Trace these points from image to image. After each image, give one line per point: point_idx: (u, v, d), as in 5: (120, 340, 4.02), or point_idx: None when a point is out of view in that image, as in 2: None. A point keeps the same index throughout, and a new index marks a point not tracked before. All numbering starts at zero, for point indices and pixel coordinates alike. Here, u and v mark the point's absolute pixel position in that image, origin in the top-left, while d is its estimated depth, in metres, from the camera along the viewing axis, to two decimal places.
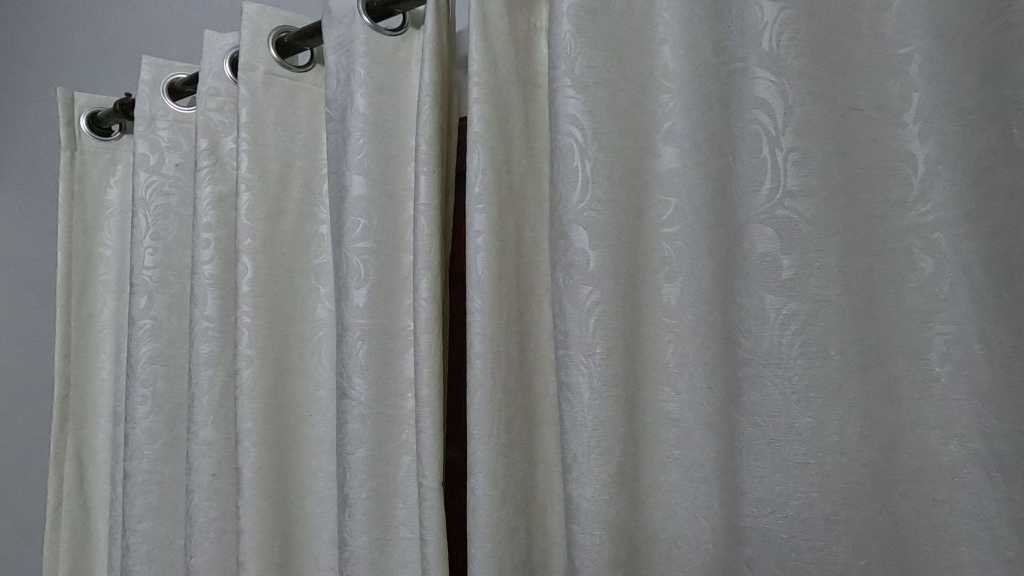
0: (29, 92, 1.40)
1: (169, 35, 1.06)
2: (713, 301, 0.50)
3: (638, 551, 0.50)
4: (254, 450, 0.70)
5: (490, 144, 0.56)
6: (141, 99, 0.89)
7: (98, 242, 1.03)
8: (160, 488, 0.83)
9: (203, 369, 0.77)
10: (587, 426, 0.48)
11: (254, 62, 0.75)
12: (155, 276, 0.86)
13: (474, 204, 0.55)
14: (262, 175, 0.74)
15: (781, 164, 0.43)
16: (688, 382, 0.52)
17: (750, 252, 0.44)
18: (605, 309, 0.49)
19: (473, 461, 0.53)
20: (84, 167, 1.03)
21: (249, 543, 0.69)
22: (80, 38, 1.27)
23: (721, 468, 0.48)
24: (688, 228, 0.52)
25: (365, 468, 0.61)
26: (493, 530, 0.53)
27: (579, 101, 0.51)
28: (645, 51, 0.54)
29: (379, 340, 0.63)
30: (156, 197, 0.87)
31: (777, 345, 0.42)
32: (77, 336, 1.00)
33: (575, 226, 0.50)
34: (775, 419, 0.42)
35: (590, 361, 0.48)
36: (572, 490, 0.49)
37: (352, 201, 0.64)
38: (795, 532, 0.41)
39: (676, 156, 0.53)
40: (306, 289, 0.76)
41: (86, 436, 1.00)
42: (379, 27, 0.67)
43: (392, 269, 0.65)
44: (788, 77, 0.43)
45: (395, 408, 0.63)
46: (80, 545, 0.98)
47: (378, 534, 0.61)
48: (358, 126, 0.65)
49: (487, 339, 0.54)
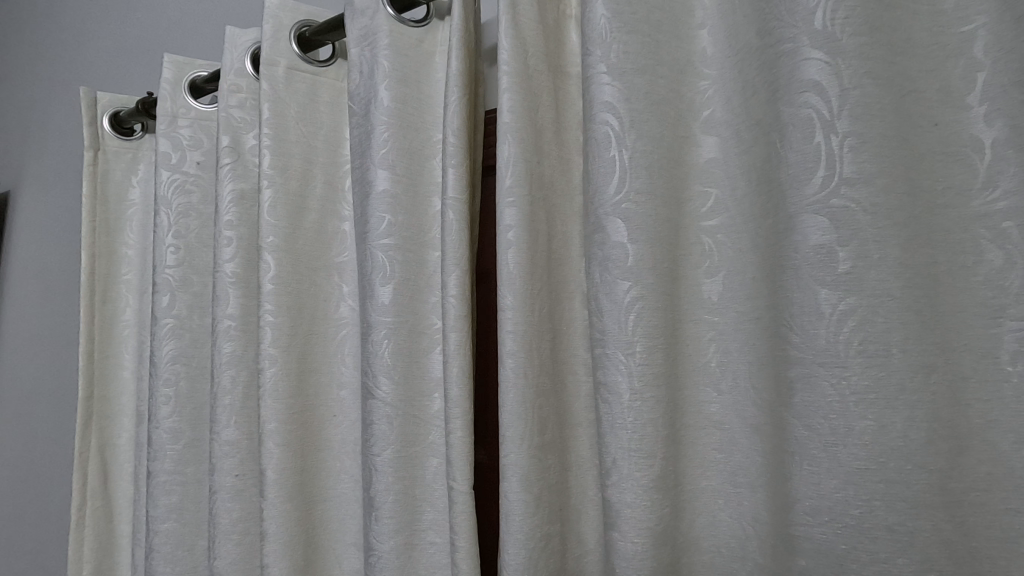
0: (54, 96, 1.41)
1: (191, 33, 1.06)
2: (759, 297, 0.48)
3: (680, 560, 0.48)
4: (278, 451, 0.69)
5: (521, 135, 0.54)
6: (163, 97, 0.88)
7: (121, 242, 1.03)
8: (183, 489, 0.83)
9: (225, 368, 0.76)
10: (627, 428, 0.46)
11: (276, 56, 0.74)
12: (177, 275, 0.85)
13: (505, 197, 0.53)
14: (284, 172, 0.73)
15: (836, 150, 0.40)
16: (731, 382, 0.49)
17: (801, 244, 0.41)
18: (645, 305, 0.46)
19: (505, 464, 0.51)
20: (107, 166, 1.03)
21: (272, 547, 0.68)
22: (103, 38, 1.28)
23: (769, 472, 0.46)
24: (730, 221, 0.50)
25: (392, 470, 0.60)
26: (528, 536, 0.51)
27: (615, 88, 0.49)
28: (682, 36, 0.52)
29: (405, 339, 0.61)
30: (178, 195, 0.87)
31: (832, 343, 0.40)
32: (101, 335, 1.00)
33: (612, 219, 0.47)
34: (831, 422, 0.40)
35: (630, 360, 0.46)
36: (611, 495, 0.47)
37: (377, 196, 0.63)
38: (855, 542, 0.39)
39: (717, 145, 0.51)
40: (328, 288, 0.75)
41: (110, 436, 1.00)
42: (403, 19, 0.66)
43: (418, 266, 0.63)
44: (843, 57, 0.40)
45: (421, 408, 0.62)
46: (104, 545, 0.98)
47: (406, 538, 0.60)
48: (383, 119, 0.64)
49: (519, 337, 0.52)
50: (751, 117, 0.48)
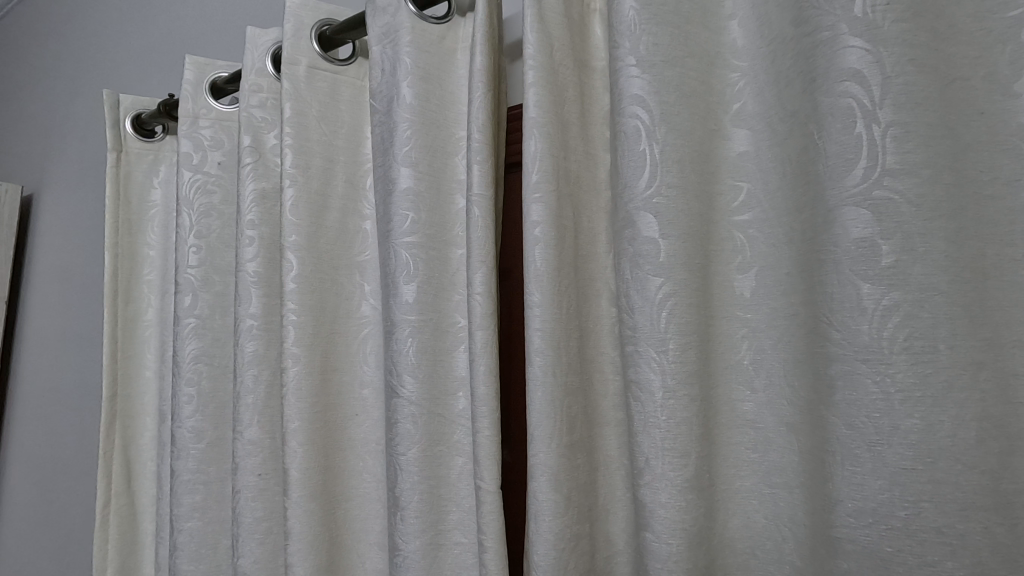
0: (76, 101, 1.43)
1: (212, 35, 1.07)
2: (795, 293, 0.47)
3: (715, 562, 0.47)
4: (301, 450, 0.69)
5: (547, 129, 0.53)
6: (185, 98, 0.89)
7: (143, 243, 1.04)
8: (206, 488, 0.83)
9: (247, 368, 0.76)
10: (660, 427, 0.45)
11: (297, 55, 0.74)
12: (199, 275, 0.85)
13: (532, 193, 0.52)
14: (306, 171, 0.73)
15: (879, 141, 0.39)
16: (764, 381, 0.49)
17: (842, 237, 0.40)
18: (678, 301, 0.45)
19: (534, 464, 0.51)
20: (129, 168, 1.04)
21: (296, 546, 0.67)
22: (125, 41, 1.30)
23: (807, 472, 0.45)
24: (763, 215, 0.49)
25: (417, 469, 0.59)
26: (557, 537, 0.50)
27: (644, 81, 0.48)
28: (711, 28, 0.51)
29: (429, 337, 0.61)
30: (200, 195, 0.87)
31: (876, 339, 0.38)
32: (124, 335, 1.02)
33: (643, 214, 0.47)
34: (875, 421, 0.38)
35: (663, 357, 0.45)
36: (645, 496, 0.46)
37: (400, 194, 0.62)
38: (902, 546, 0.37)
39: (749, 138, 0.50)
40: (350, 287, 0.75)
41: (133, 436, 1.01)
42: (424, 15, 0.65)
43: (441, 264, 0.63)
44: (885, 45, 0.39)
45: (446, 407, 0.61)
46: (128, 544, 0.99)
47: (432, 538, 0.59)
48: (405, 117, 0.63)
49: (547, 335, 0.51)
50: (785, 109, 0.47)
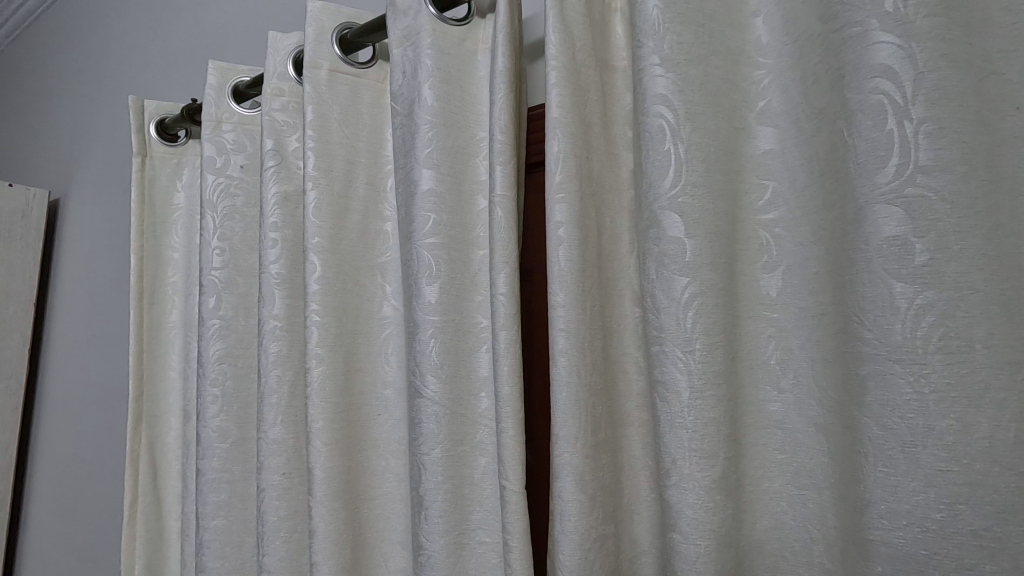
0: (101, 108, 1.46)
1: (234, 39, 1.09)
2: (823, 292, 0.46)
3: (743, 563, 0.47)
4: (325, 449, 0.69)
5: (570, 129, 0.53)
6: (208, 103, 0.91)
7: (167, 245, 1.06)
8: (230, 487, 0.84)
9: (271, 368, 0.77)
10: (687, 427, 0.45)
11: (318, 59, 0.75)
12: (223, 277, 0.87)
13: (555, 193, 0.52)
14: (328, 173, 0.73)
15: (910, 138, 0.38)
16: (792, 380, 0.48)
17: (873, 236, 0.39)
18: (704, 301, 0.45)
19: (559, 464, 0.51)
20: (153, 172, 1.06)
21: (320, 544, 0.68)
22: (149, 47, 1.32)
23: (838, 474, 0.45)
24: (789, 214, 0.49)
25: (441, 469, 0.59)
26: (583, 537, 0.50)
27: (668, 80, 0.48)
28: (736, 25, 0.50)
29: (452, 338, 0.61)
30: (223, 198, 0.88)
31: (909, 338, 0.38)
32: (150, 336, 1.04)
33: (668, 213, 0.46)
34: (909, 422, 0.38)
35: (689, 357, 0.45)
36: (671, 496, 0.45)
37: (422, 196, 0.63)
38: (938, 548, 0.37)
39: (774, 136, 0.50)
40: (371, 288, 0.75)
41: (158, 435, 1.03)
42: (445, 18, 0.66)
43: (463, 264, 0.63)
44: (917, 40, 0.38)
45: (469, 407, 0.62)
46: (155, 541, 1.00)
47: (455, 538, 0.59)
48: (426, 118, 0.64)
49: (571, 335, 0.51)
50: (812, 106, 0.47)
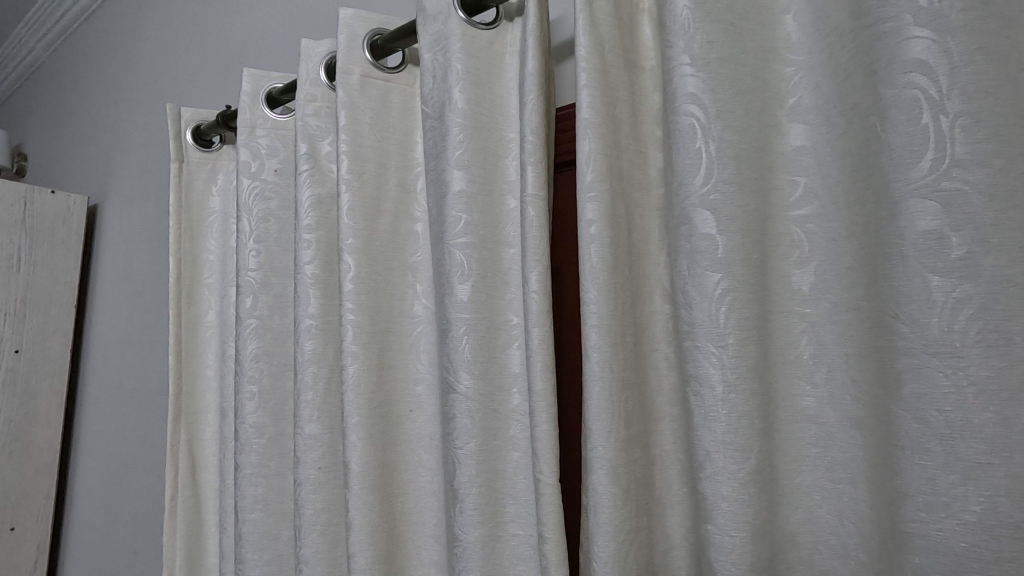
0: (138, 116, 1.52)
1: (266, 47, 1.12)
2: (856, 287, 0.46)
3: (778, 556, 0.47)
4: (361, 444, 0.71)
5: (600, 130, 0.54)
6: (243, 109, 0.94)
7: (203, 248, 1.09)
8: (267, 481, 0.87)
9: (307, 365, 0.79)
10: (720, 421, 0.45)
11: (350, 65, 0.77)
12: (258, 278, 0.90)
13: (586, 193, 0.53)
14: (361, 176, 0.75)
15: (947, 132, 0.38)
16: (825, 375, 0.49)
17: (909, 230, 0.40)
18: (736, 297, 0.46)
19: (592, 458, 0.52)
20: (190, 177, 1.10)
21: (356, 537, 0.70)
22: (183, 56, 1.37)
23: (874, 467, 0.45)
24: (822, 210, 0.49)
25: (474, 462, 0.61)
26: (616, 529, 0.51)
27: (699, 79, 0.48)
28: (765, 23, 0.51)
29: (484, 335, 0.63)
30: (258, 201, 0.91)
31: (946, 332, 0.38)
32: (187, 335, 1.07)
33: (699, 211, 0.47)
34: (947, 415, 0.38)
35: (722, 352, 0.46)
36: (705, 488, 0.46)
37: (453, 197, 0.64)
38: (977, 541, 0.36)
39: (806, 132, 0.50)
40: (403, 287, 0.77)
41: (196, 431, 1.07)
42: (474, 22, 0.67)
43: (494, 263, 0.65)
44: (951, 34, 0.38)
45: (501, 403, 0.63)
46: (194, 535, 1.04)
47: (489, 530, 0.61)
48: (456, 121, 0.65)
49: (603, 331, 0.52)
50: (845, 102, 0.47)
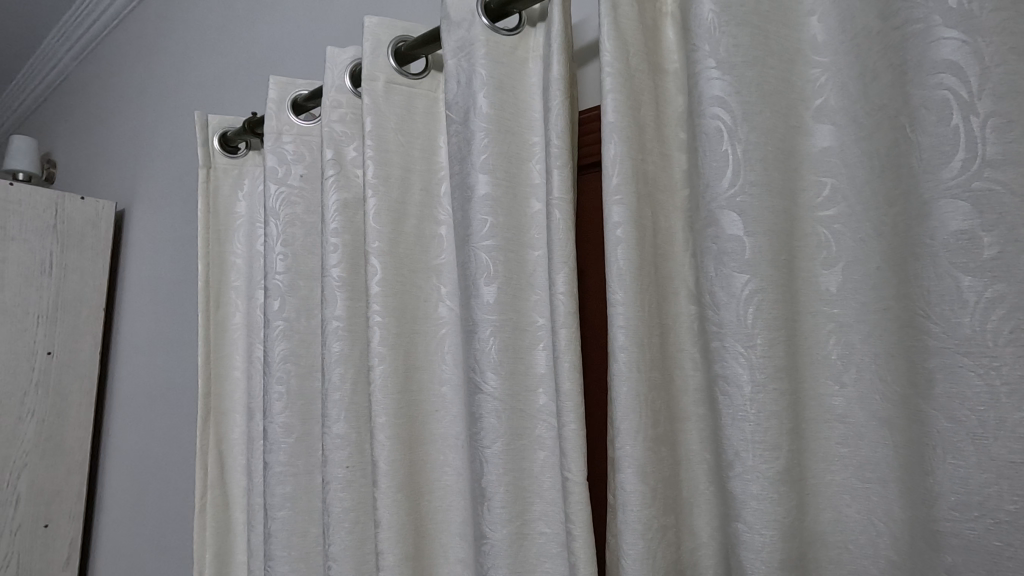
0: (164, 124, 1.56)
1: (291, 54, 1.15)
2: (885, 287, 0.47)
3: (808, 555, 0.47)
4: (388, 443, 0.72)
5: (626, 133, 0.55)
6: (269, 116, 0.96)
7: (230, 252, 1.12)
8: (295, 479, 0.88)
9: (334, 366, 0.81)
10: (749, 421, 0.46)
11: (375, 72, 0.78)
12: (285, 280, 0.92)
13: (612, 195, 0.54)
14: (386, 180, 0.77)
15: (977, 132, 0.38)
16: (854, 374, 0.49)
17: (940, 230, 0.40)
18: (764, 297, 0.46)
19: (620, 457, 0.52)
20: (217, 183, 1.12)
21: (384, 535, 0.71)
22: (209, 64, 1.40)
23: (906, 466, 0.45)
24: (849, 211, 0.50)
25: (502, 461, 0.62)
26: (645, 528, 0.51)
27: (725, 82, 0.49)
28: (790, 25, 0.51)
29: (510, 336, 0.64)
30: (284, 206, 0.93)
31: (978, 332, 0.38)
32: (215, 337, 1.10)
33: (726, 212, 0.48)
34: (979, 414, 0.38)
35: (750, 352, 0.46)
36: (734, 487, 0.47)
37: (478, 201, 0.65)
38: (1011, 540, 0.36)
39: (832, 134, 0.51)
40: (428, 289, 0.79)
41: (224, 431, 1.09)
42: (497, 28, 0.68)
43: (519, 265, 0.66)
44: (982, 34, 0.38)
45: (527, 403, 0.64)
46: (223, 533, 1.06)
47: (517, 528, 0.62)
48: (481, 125, 0.66)
49: (631, 332, 0.53)
50: (872, 103, 0.47)
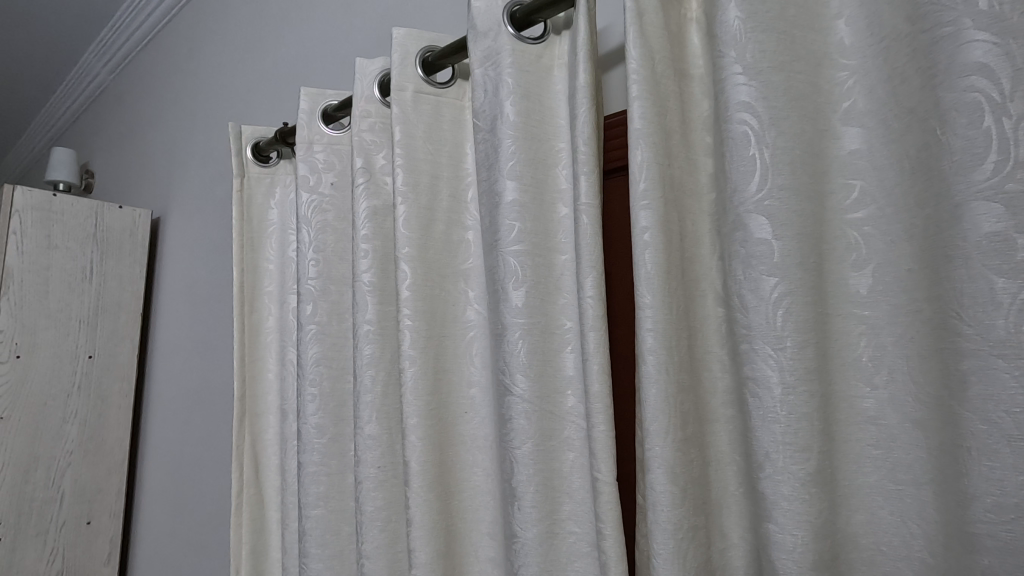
0: (198, 134, 1.61)
1: (320, 65, 1.18)
2: (916, 289, 0.47)
3: (840, 556, 0.48)
4: (420, 444, 0.74)
5: (652, 139, 0.55)
6: (301, 126, 0.99)
7: (263, 258, 1.16)
8: (328, 479, 0.91)
9: (366, 368, 0.83)
10: (780, 422, 0.46)
11: (404, 82, 0.81)
12: (317, 286, 0.94)
13: (639, 201, 0.55)
14: (415, 187, 0.79)
15: (1010, 134, 0.38)
16: (885, 376, 0.49)
17: (973, 232, 0.40)
18: (793, 300, 0.47)
19: (650, 458, 0.53)
20: (250, 191, 1.16)
21: (416, 534, 0.72)
22: (241, 75, 1.45)
23: (940, 468, 0.45)
24: (879, 213, 0.50)
25: (532, 461, 0.63)
26: (676, 528, 0.52)
27: (751, 88, 0.49)
28: (817, 30, 0.51)
29: (539, 338, 0.65)
30: (316, 213, 0.96)
31: (1013, 334, 0.38)
32: (249, 341, 1.13)
33: (755, 217, 0.48)
34: (1015, 416, 0.38)
35: (780, 355, 0.47)
36: (765, 488, 0.47)
37: (506, 207, 0.67)
38: None
39: (860, 136, 0.51)
40: (456, 293, 0.81)
41: (258, 432, 1.12)
42: (522, 37, 0.70)
43: (547, 269, 0.67)
44: (1014, 36, 0.38)
45: (556, 404, 0.65)
46: (258, 531, 1.09)
47: (547, 527, 0.63)
48: (508, 133, 0.68)
49: (659, 335, 0.53)
50: (900, 105, 0.47)
